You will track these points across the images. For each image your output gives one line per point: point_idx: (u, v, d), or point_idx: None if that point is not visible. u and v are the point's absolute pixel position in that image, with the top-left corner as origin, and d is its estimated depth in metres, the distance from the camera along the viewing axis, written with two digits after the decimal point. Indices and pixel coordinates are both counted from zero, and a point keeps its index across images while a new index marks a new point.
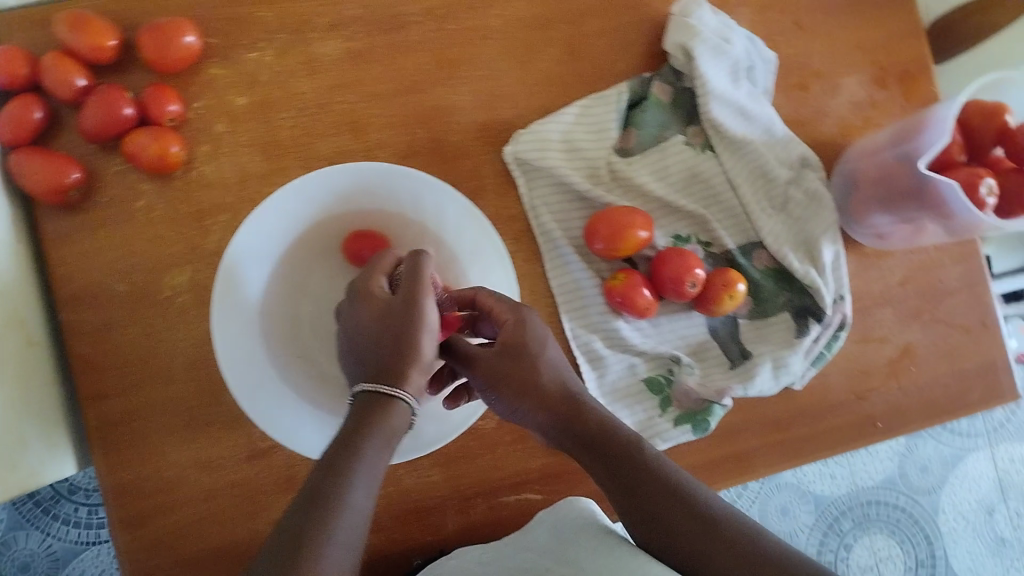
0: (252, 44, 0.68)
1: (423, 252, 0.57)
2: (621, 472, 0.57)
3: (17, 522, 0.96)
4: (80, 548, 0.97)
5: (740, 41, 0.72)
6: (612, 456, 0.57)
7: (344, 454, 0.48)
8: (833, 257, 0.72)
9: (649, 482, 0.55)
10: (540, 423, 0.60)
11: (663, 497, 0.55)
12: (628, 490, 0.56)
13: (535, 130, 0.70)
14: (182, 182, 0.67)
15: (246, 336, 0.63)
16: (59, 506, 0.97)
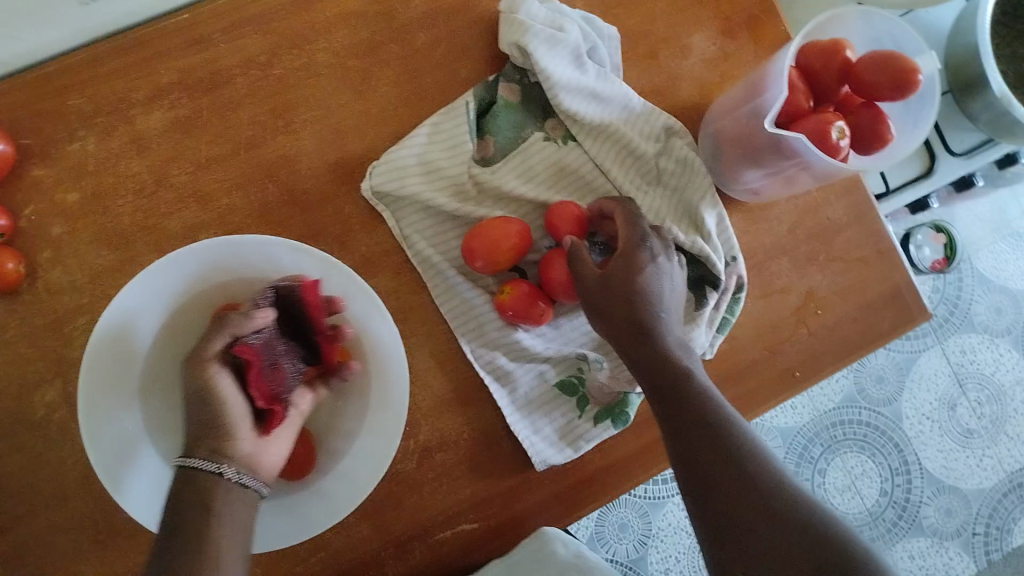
0: (70, 134, 0.64)
1: (229, 318, 0.54)
2: (686, 402, 0.57)
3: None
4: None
5: (575, 26, 0.70)
6: (668, 384, 0.58)
7: (184, 508, 0.51)
8: (717, 221, 0.72)
9: (707, 424, 0.55)
10: (603, 327, 0.62)
11: (719, 447, 0.54)
12: (681, 424, 0.56)
13: (389, 160, 0.68)
14: (30, 295, 0.62)
15: (126, 447, 0.59)
16: None
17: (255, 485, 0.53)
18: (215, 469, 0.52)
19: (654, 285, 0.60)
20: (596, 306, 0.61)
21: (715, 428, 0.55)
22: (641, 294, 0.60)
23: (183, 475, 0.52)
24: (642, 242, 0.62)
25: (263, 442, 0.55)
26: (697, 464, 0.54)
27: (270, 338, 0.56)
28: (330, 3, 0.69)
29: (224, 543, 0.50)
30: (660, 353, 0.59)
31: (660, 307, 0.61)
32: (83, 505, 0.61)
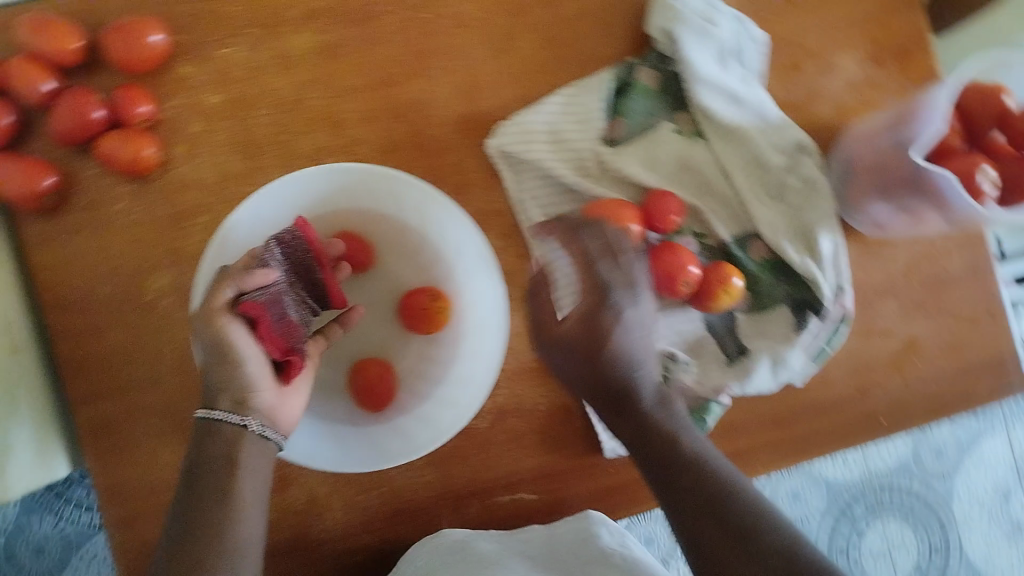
0: (221, 39, 0.65)
1: (228, 273, 0.54)
2: (667, 456, 0.56)
3: (30, 505, 0.99)
4: (93, 531, 1.00)
5: (728, 22, 0.68)
6: (650, 429, 0.58)
7: (206, 463, 0.53)
8: (832, 249, 0.70)
9: (691, 474, 0.55)
10: (580, 380, 0.63)
11: (713, 495, 0.53)
12: (669, 480, 0.55)
13: (518, 121, 0.68)
14: (158, 184, 0.65)
15: None
16: (70, 490, 0.99)
17: (272, 437, 0.56)
18: (240, 422, 0.55)
19: (619, 345, 0.60)
20: (557, 355, 0.63)
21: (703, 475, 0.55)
22: (607, 356, 0.60)
23: (206, 426, 0.55)
24: (605, 293, 0.61)
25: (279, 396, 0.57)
26: (684, 517, 0.53)
27: (277, 292, 0.56)
28: None
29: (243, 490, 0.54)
30: (636, 414, 0.60)
31: (627, 366, 0.60)
32: (178, 395, 0.66)
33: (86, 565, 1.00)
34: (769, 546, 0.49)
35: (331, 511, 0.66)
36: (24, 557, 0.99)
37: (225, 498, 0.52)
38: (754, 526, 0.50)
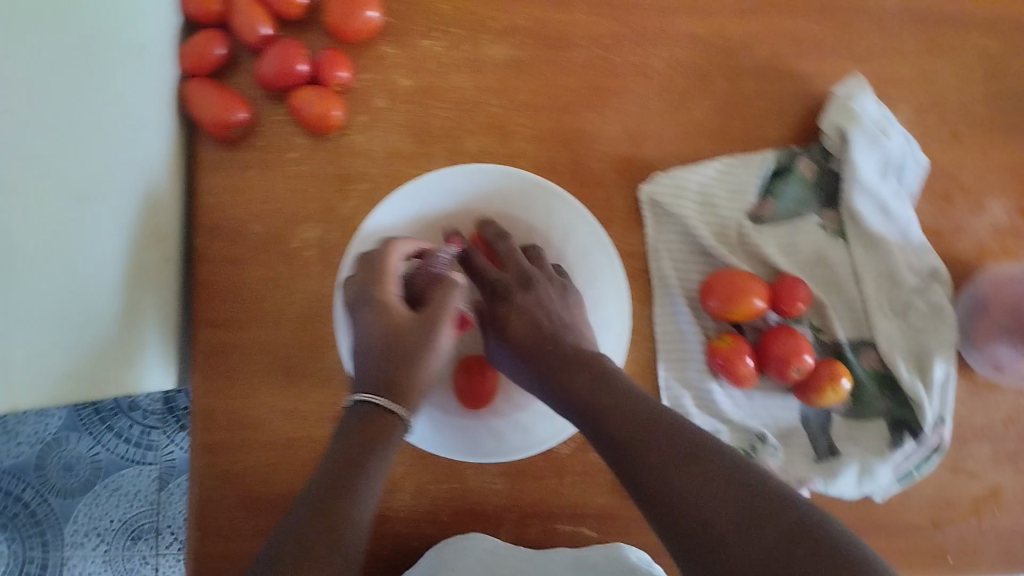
0: (427, 31, 0.70)
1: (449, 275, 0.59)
2: (584, 403, 0.54)
3: (72, 424, 0.99)
4: (123, 464, 1.00)
5: (899, 138, 0.71)
6: (546, 376, 0.58)
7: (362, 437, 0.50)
8: (943, 376, 0.70)
9: (705, 468, 0.46)
10: (518, 371, 0.62)
11: (698, 491, 0.44)
12: (626, 465, 0.49)
13: (675, 176, 0.70)
14: (333, 145, 0.69)
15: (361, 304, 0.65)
16: (116, 419, 0.99)
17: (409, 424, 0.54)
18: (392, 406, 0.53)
19: (546, 325, 0.62)
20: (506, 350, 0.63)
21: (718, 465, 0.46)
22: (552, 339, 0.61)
23: (363, 410, 0.53)
24: (523, 282, 0.65)
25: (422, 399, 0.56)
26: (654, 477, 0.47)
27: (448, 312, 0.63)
28: (686, 22, 0.73)
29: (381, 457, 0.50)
30: (568, 381, 0.56)
31: (566, 344, 0.60)
32: (293, 341, 0.68)
33: (106, 496, 0.99)
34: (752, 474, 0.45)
35: (401, 492, 0.67)
36: (52, 473, 0.99)
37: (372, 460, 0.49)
38: (801, 528, 0.41)
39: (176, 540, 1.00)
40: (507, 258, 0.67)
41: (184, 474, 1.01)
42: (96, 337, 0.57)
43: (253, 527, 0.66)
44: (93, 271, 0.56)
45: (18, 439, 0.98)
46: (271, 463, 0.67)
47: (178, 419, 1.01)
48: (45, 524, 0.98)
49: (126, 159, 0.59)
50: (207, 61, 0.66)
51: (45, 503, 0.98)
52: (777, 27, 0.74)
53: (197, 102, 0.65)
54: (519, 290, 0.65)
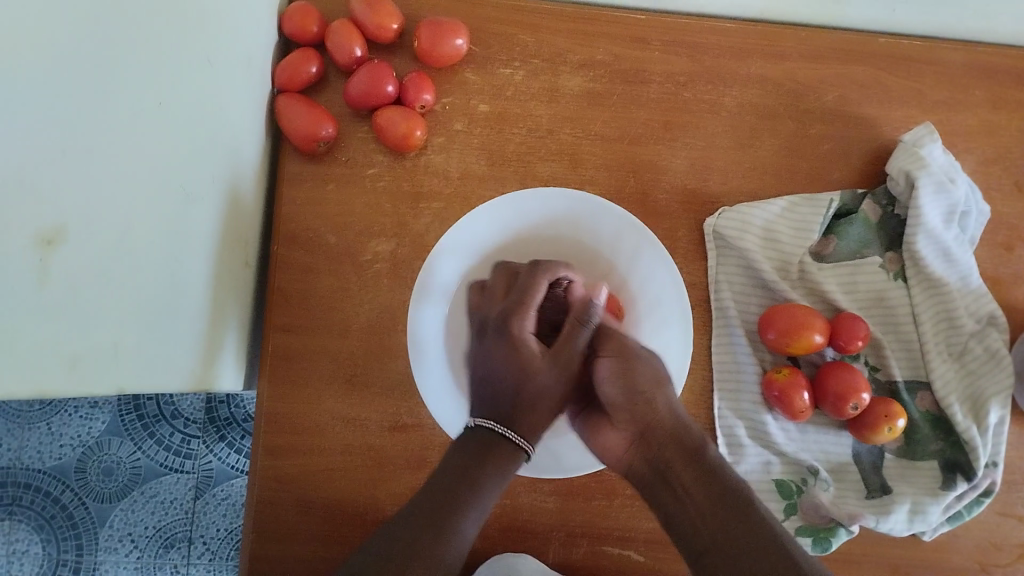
0: (507, 61, 0.73)
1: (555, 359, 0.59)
2: (704, 474, 0.56)
3: (116, 428, 1.01)
4: (161, 471, 1.01)
5: (964, 186, 0.72)
6: (681, 454, 0.57)
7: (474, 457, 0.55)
8: (997, 421, 0.70)
9: (753, 530, 0.52)
10: (641, 433, 0.59)
11: (747, 529, 0.52)
12: (703, 490, 0.55)
13: (740, 211, 0.72)
14: (410, 164, 0.71)
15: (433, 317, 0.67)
16: (158, 426, 1.02)
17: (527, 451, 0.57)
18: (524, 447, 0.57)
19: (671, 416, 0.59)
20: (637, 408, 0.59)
21: (758, 523, 0.52)
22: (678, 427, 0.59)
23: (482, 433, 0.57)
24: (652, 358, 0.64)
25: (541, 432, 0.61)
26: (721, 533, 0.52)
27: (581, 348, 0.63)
28: (757, 64, 0.75)
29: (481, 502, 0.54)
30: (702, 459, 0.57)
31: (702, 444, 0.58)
32: (360, 350, 0.68)
33: (143, 502, 1.00)
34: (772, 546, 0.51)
35: None
36: (92, 477, 1.00)
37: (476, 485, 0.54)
38: None
39: (208, 550, 1.01)
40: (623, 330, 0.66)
41: (221, 484, 1.02)
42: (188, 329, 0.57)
43: (308, 534, 0.66)
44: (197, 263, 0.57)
45: (62, 442, 1.01)
46: (331, 470, 0.66)
47: (218, 429, 1.03)
48: (81, 527, 1.00)
49: (221, 157, 0.60)
50: (300, 78, 0.70)
51: (83, 506, 1.00)
52: (846, 72, 0.76)
53: (286, 116, 0.68)
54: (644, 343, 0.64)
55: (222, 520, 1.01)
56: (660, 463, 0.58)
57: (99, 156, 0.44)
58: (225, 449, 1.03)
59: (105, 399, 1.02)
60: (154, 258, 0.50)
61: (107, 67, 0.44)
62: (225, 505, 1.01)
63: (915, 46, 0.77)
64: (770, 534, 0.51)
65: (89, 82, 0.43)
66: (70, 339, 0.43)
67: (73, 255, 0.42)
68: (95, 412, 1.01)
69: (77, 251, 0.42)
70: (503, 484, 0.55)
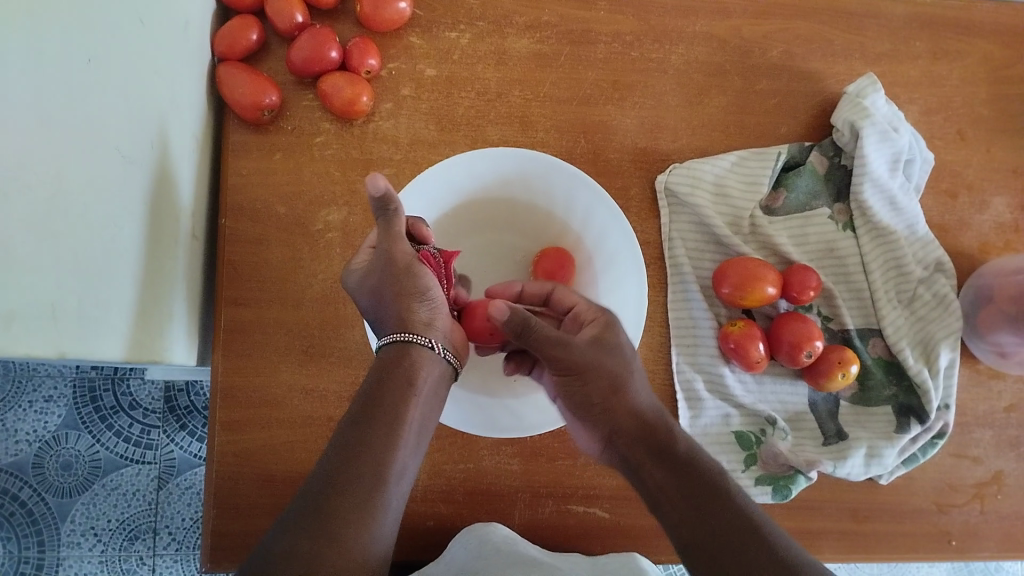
0: (453, 24, 0.73)
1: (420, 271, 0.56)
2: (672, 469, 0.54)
3: (72, 422, 0.99)
4: (122, 463, 0.99)
5: (907, 135, 0.73)
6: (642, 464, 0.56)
7: (388, 381, 0.52)
8: (948, 363, 0.72)
9: (726, 507, 0.51)
10: (607, 436, 0.57)
11: (719, 498, 0.51)
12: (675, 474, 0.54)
13: (690, 167, 0.73)
14: (358, 131, 0.70)
15: None
16: (116, 418, 1.00)
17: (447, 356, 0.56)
18: (427, 343, 0.54)
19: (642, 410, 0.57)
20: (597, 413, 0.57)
21: (731, 515, 0.50)
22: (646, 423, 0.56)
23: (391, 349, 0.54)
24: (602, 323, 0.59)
25: (449, 319, 0.58)
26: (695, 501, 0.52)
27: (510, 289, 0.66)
28: (702, 21, 0.76)
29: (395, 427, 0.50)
30: (669, 459, 0.55)
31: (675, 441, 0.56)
32: (316, 320, 0.67)
33: (104, 495, 0.99)
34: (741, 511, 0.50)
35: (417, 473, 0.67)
36: (50, 472, 0.98)
37: (389, 411, 0.51)
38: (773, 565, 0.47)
39: (174, 540, 0.99)
40: (583, 306, 0.60)
41: (184, 473, 1.01)
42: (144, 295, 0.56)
43: (270, 508, 0.65)
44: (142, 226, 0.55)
45: (17, 438, 0.98)
46: (293, 442, 0.66)
47: (179, 418, 1.02)
48: (42, 522, 0.97)
49: (161, 121, 0.58)
50: (241, 46, 0.69)
51: (42, 502, 0.97)
52: (789, 28, 0.77)
53: (228, 84, 0.67)
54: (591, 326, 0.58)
55: (187, 509, 1.00)
56: (631, 460, 0.56)
57: (29, 110, 0.43)
58: (187, 437, 1.01)
59: (60, 392, 1.00)
60: (92, 212, 0.49)
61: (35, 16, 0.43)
62: (189, 494, 1.00)
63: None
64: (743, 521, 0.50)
65: (15, 33, 0.42)
66: (7, 295, 0.41)
67: (10, 207, 0.41)
68: (50, 406, 0.99)
69: (8, 203, 0.41)
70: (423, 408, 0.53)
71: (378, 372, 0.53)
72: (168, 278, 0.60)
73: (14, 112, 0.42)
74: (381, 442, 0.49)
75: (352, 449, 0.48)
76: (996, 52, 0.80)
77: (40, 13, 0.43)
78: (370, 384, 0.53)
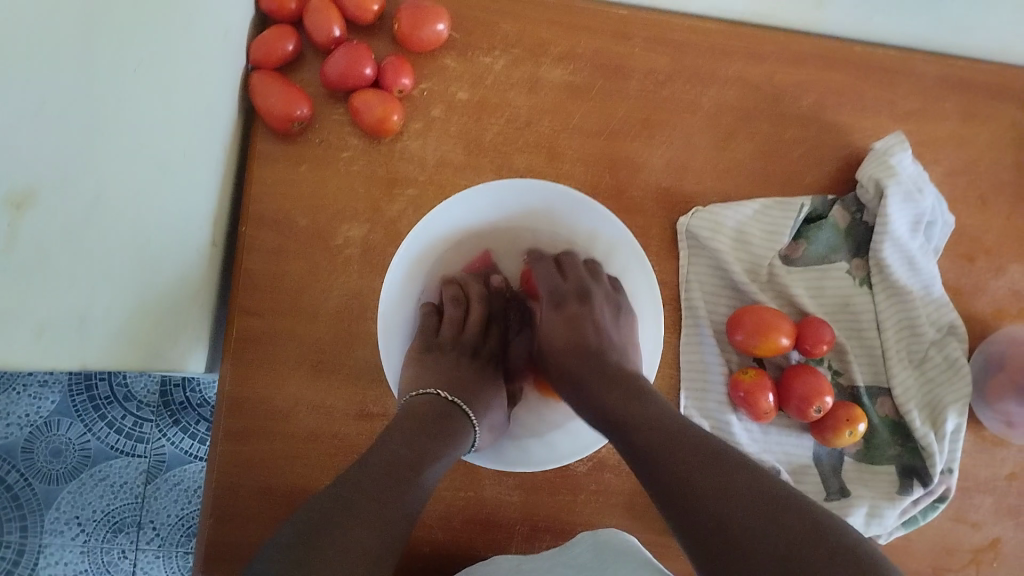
0: (488, 49, 0.73)
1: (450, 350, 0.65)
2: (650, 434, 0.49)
3: (65, 409, 0.98)
4: (112, 454, 0.99)
5: (931, 197, 0.74)
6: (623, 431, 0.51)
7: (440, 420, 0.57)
8: (954, 428, 0.72)
9: (706, 463, 0.44)
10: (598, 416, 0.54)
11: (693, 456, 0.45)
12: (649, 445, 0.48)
13: (713, 211, 0.73)
14: (386, 149, 0.70)
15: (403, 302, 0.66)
16: (109, 408, 0.99)
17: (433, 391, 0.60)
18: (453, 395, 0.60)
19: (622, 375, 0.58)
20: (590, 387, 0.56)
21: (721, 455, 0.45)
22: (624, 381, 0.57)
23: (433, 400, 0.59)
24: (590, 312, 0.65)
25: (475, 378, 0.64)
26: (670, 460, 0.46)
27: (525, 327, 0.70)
28: (736, 65, 0.76)
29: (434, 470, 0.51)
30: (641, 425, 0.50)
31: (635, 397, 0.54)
32: (328, 336, 0.67)
33: (91, 485, 0.98)
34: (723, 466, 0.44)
35: None
36: (39, 457, 0.97)
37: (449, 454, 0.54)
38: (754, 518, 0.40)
39: (158, 536, 0.98)
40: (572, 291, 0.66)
41: (173, 469, 1.00)
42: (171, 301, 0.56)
43: (267, 522, 0.64)
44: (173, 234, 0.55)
45: (9, 421, 0.97)
46: (295, 457, 0.65)
47: (172, 413, 1.00)
48: (26, 509, 0.96)
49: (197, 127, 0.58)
50: (276, 55, 0.68)
51: (28, 487, 0.97)
52: (821, 80, 0.77)
53: (261, 93, 0.67)
54: (570, 302, 0.65)
55: (174, 506, 0.99)
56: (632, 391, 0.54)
57: (80, 121, 0.43)
58: (179, 433, 1.00)
59: (56, 377, 0.98)
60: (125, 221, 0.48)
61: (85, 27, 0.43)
62: (177, 490, 0.99)
63: (889, 56, 0.78)
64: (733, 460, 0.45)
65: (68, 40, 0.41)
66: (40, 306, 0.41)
67: (47, 219, 0.41)
68: (44, 391, 0.98)
69: (50, 211, 0.41)
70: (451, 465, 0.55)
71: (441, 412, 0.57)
72: (189, 284, 0.60)
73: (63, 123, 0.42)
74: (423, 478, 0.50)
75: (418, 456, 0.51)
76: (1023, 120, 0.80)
77: (98, 22, 0.44)
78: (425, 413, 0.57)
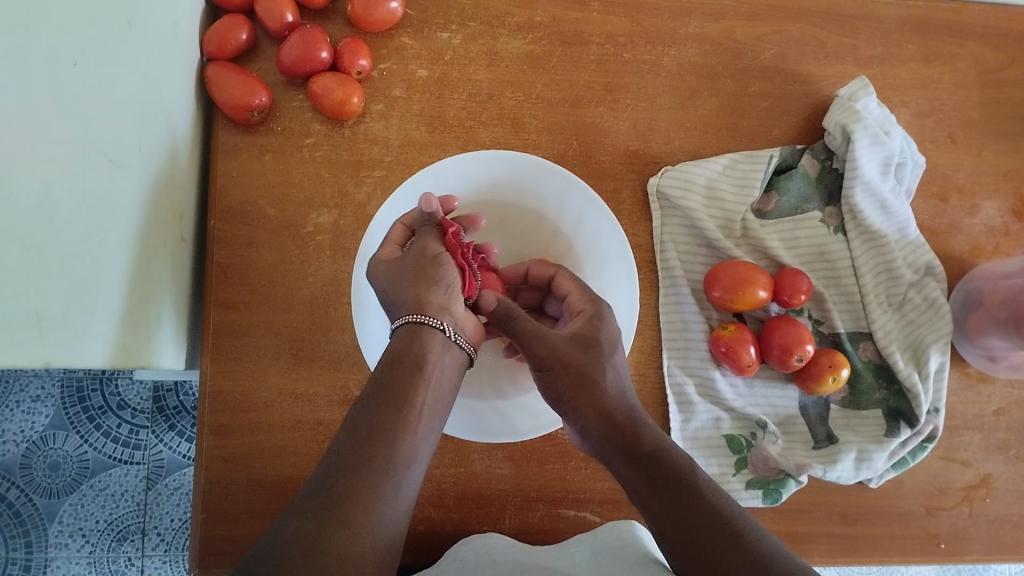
0: (445, 24, 0.73)
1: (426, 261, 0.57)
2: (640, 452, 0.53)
3: (60, 423, 0.98)
4: (110, 464, 0.99)
5: (899, 138, 0.74)
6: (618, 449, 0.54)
7: (393, 364, 0.51)
8: (937, 367, 0.72)
9: (684, 495, 0.49)
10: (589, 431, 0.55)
11: (679, 482, 0.50)
12: (646, 455, 0.52)
13: (682, 169, 0.72)
14: (349, 132, 0.70)
15: None
16: (104, 418, 1.00)
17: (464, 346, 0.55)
18: (437, 326, 0.54)
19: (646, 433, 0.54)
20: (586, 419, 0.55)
21: (706, 510, 0.48)
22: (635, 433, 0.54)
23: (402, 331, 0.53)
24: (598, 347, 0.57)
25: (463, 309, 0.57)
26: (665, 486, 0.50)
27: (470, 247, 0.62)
28: (695, 23, 0.76)
29: (402, 427, 0.49)
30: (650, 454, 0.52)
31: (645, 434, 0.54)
32: (306, 323, 0.67)
33: (92, 495, 0.98)
34: (698, 504, 0.49)
35: None
36: (38, 472, 0.97)
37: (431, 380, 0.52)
38: (708, 542, 0.46)
39: (163, 541, 0.99)
40: (576, 295, 0.61)
41: (173, 473, 1.00)
42: (133, 298, 0.56)
43: (255, 513, 0.64)
44: (129, 230, 0.55)
45: (4, 438, 0.97)
46: (280, 448, 0.65)
47: (167, 418, 1.01)
48: (29, 524, 0.96)
49: (148, 120, 0.57)
50: (230, 46, 0.68)
51: (30, 502, 0.97)
52: (781, 31, 0.77)
53: (217, 84, 0.67)
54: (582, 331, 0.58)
55: (176, 510, 0.99)
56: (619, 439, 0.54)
57: (16, 119, 0.42)
58: (176, 437, 1.00)
59: (48, 391, 0.99)
60: (75, 220, 0.48)
61: (18, 24, 0.42)
62: (178, 495, 0.99)
63: (849, 2, 0.78)
64: (715, 512, 0.48)
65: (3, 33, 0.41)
66: None
67: None
68: (37, 406, 0.98)
69: None
70: (435, 388, 0.52)
71: (389, 359, 0.52)
72: (156, 281, 0.60)
73: (2, 119, 0.41)
74: (391, 432, 0.48)
75: (384, 399, 0.49)
76: (989, 56, 0.80)
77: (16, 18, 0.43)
78: (382, 370, 0.52)
